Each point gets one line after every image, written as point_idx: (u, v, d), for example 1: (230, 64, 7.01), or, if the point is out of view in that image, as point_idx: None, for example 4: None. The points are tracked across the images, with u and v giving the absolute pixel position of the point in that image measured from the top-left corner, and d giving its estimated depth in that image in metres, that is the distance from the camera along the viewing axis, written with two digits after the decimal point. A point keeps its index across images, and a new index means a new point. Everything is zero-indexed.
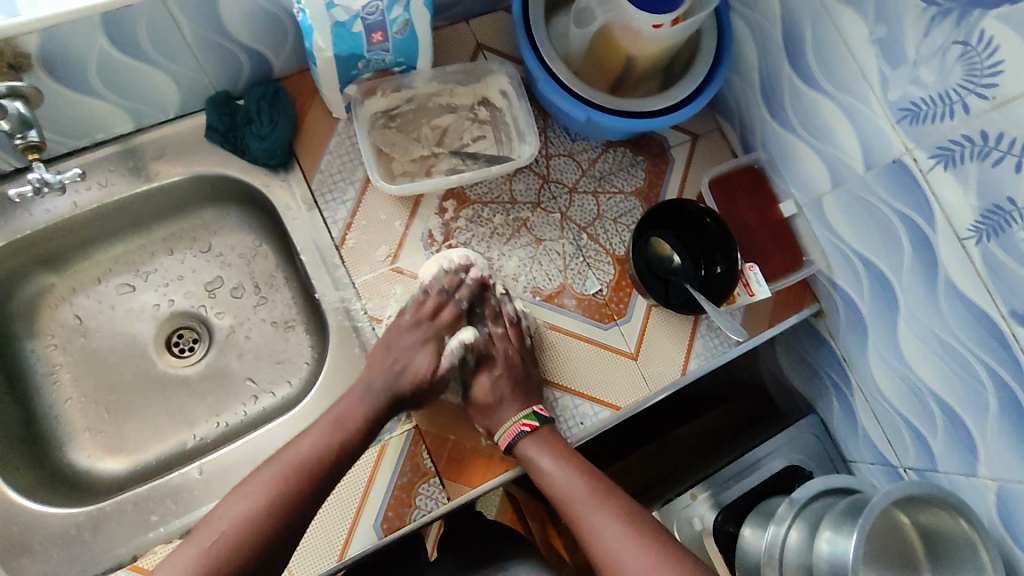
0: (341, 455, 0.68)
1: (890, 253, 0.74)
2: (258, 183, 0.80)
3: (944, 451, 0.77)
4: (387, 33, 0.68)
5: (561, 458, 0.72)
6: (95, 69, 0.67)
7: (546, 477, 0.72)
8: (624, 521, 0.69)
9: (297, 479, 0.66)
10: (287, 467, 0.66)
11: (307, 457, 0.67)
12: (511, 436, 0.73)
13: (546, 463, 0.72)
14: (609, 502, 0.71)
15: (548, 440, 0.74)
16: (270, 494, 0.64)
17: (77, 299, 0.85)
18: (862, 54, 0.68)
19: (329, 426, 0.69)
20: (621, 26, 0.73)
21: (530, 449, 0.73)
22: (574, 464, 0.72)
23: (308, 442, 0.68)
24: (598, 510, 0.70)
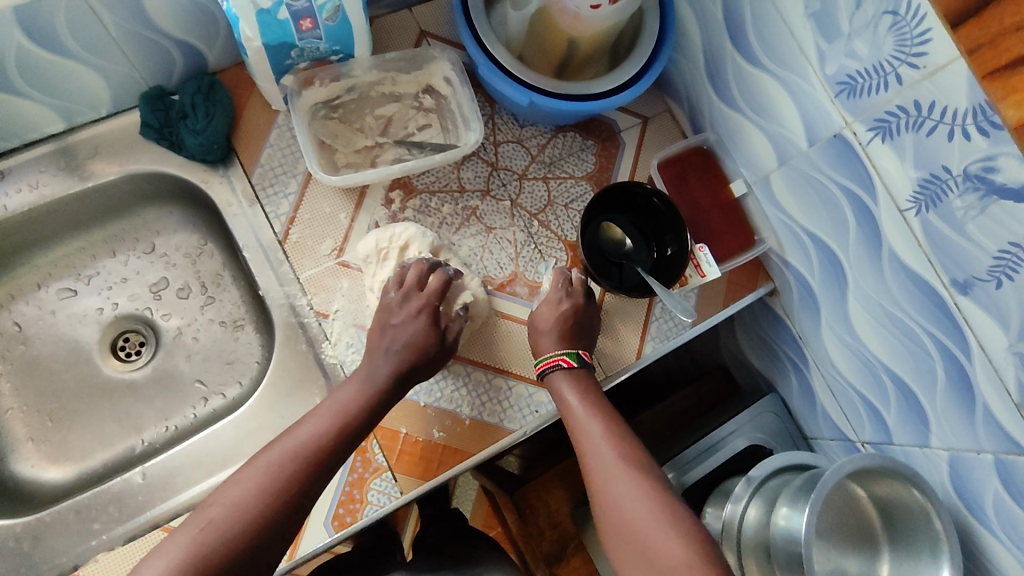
0: (350, 434, 0.63)
1: (836, 228, 0.74)
2: (197, 179, 0.78)
3: (897, 423, 0.77)
4: (317, 21, 0.66)
5: (585, 397, 0.70)
6: (13, 65, 0.65)
7: (569, 410, 0.70)
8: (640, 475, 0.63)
9: (299, 461, 0.59)
10: (288, 453, 0.59)
11: (312, 440, 0.61)
12: (545, 367, 0.73)
13: (570, 396, 0.71)
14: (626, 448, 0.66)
15: (576, 376, 0.72)
16: (264, 492, 0.56)
17: (16, 306, 0.83)
18: (799, 29, 0.68)
19: (338, 409, 0.64)
20: (558, 8, 0.72)
21: (560, 383, 0.72)
22: (600, 404, 0.70)
23: (310, 428, 0.62)
24: (615, 457, 0.65)
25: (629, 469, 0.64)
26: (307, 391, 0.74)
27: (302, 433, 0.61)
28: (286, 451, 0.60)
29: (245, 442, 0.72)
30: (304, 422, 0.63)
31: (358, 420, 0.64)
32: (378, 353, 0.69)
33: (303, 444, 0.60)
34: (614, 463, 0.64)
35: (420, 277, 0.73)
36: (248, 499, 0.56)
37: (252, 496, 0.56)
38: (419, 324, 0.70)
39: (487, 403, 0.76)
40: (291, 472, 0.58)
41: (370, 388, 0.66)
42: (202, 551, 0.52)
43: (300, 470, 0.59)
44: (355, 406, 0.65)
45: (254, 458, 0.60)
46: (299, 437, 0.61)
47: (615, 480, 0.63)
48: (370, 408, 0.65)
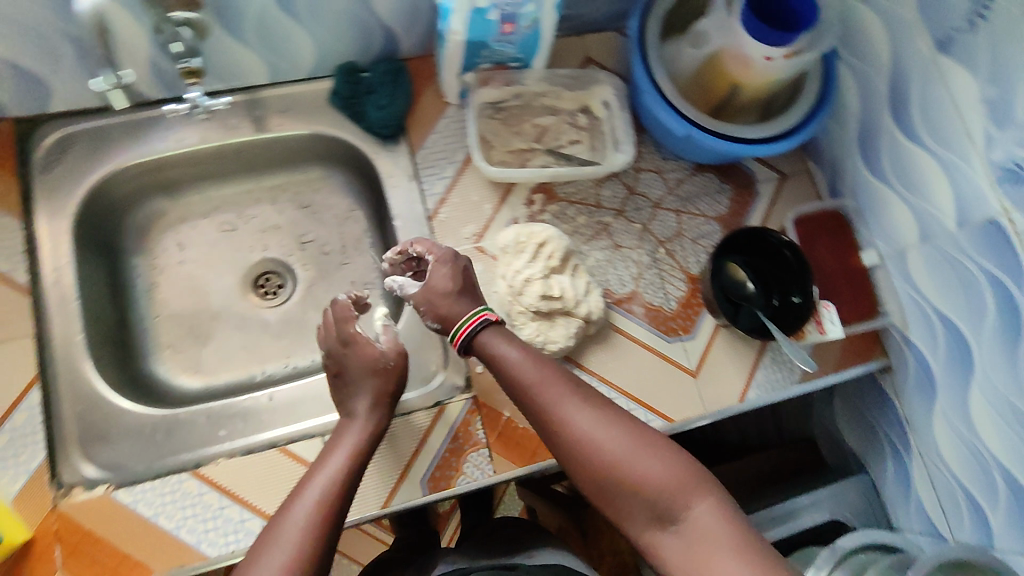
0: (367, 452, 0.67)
1: (972, 313, 0.73)
2: (367, 149, 0.86)
3: (1003, 527, 0.74)
4: (517, 27, 0.73)
5: (528, 353, 0.66)
6: (254, 19, 0.74)
7: (511, 365, 0.65)
8: (604, 413, 0.62)
9: (329, 507, 0.59)
10: (308, 511, 0.59)
11: (328, 487, 0.61)
12: (471, 326, 0.68)
13: (507, 350, 0.66)
14: (575, 387, 0.64)
15: (503, 331, 0.68)
16: (321, 509, 0.59)
17: (182, 228, 0.91)
18: (968, 112, 0.69)
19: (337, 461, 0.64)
20: (732, 53, 0.76)
21: (494, 342, 0.67)
22: (545, 356, 0.66)
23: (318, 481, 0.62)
24: (574, 399, 0.63)
25: (588, 405, 0.62)
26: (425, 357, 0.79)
27: (311, 489, 0.61)
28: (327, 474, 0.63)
29: None
30: (305, 482, 0.62)
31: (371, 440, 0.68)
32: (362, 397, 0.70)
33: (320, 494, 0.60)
34: (563, 397, 0.63)
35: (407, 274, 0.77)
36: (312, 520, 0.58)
37: (292, 551, 0.55)
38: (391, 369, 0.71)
39: None
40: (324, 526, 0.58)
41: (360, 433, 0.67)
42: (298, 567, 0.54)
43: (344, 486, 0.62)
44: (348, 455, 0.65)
45: (272, 527, 0.58)
46: (310, 489, 0.61)
47: (578, 416, 0.61)
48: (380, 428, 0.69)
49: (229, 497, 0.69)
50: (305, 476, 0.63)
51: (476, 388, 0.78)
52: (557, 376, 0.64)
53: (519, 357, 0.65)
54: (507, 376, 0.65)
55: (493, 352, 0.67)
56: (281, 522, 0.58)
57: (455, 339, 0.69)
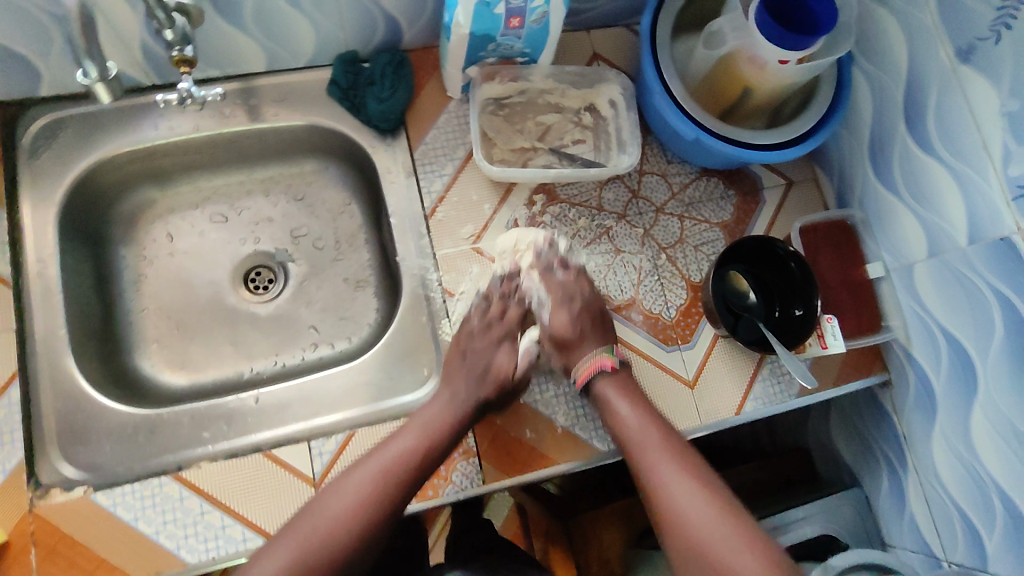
0: (433, 455, 0.69)
1: (979, 333, 0.72)
2: (365, 143, 0.84)
3: (997, 549, 0.74)
4: (524, 21, 0.70)
5: (641, 408, 0.72)
6: (250, 5, 0.71)
7: (620, 420, 0.72)
8: (700, 490, 0.66)
9: (361, 508, 0.64)
10: (338, 511, 0.64)
11: (371, 486, 0.65)
12: (590, 373, 0.74)
13: (621, 406, 0.72)
14: (682, 460, 0.69)
15: (621, 383, 0.74)
16: (357, 509, 0.64)
17: (172, 219, 0.89)
18: (988, 126, 0.67)
19: (376, 470, 0.66)
20: (747, 55, 0.73)
21: (609, 392, 0.73)
22: (649, 412, 0.72)
23: (355, 481, 0.66)
24: (674, 468, 0.68)
25: (687, 481, 0.67)
26: (418, 360, 0.77)
27: (348, 489, 0.65)
28: (378, 466, 0.67)
29: (351, 393, 0.75)
30: (346, 477, 0.66)
31: (439, 444, 0.69)
32: (420, 424, 0.70)
33: (349, 502, 0.64)
34: (666, 467, 0.68)
35: (503, 307, 0.78)
36: (346, 514, 0.64)
37: (309, 543, 0.61)
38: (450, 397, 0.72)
39: (581, 416, 0.77)
40: (350, 528, 0.63)
41: (405, 452, 0.68)
42: (306, 557, 0.60)
43: (390, 487, 0.66)
44: (388, 467, 0.67)
45: (306, 509, 0.64)
46: (347, 489, 0.65)
47: (676, 489, 0.67)
48: (451, 429, 0.70)
49: (210, 502, 0.68)
50: (347, 473, 0.67)
51: None
52: (665, 447, 0.69)
53: (636, 418, 0.71)
54: (621, 430, 0.71)
55: (608, 401, 0.73)
56: (315, 507, 0.64)
57: (579, 379, 0.75)
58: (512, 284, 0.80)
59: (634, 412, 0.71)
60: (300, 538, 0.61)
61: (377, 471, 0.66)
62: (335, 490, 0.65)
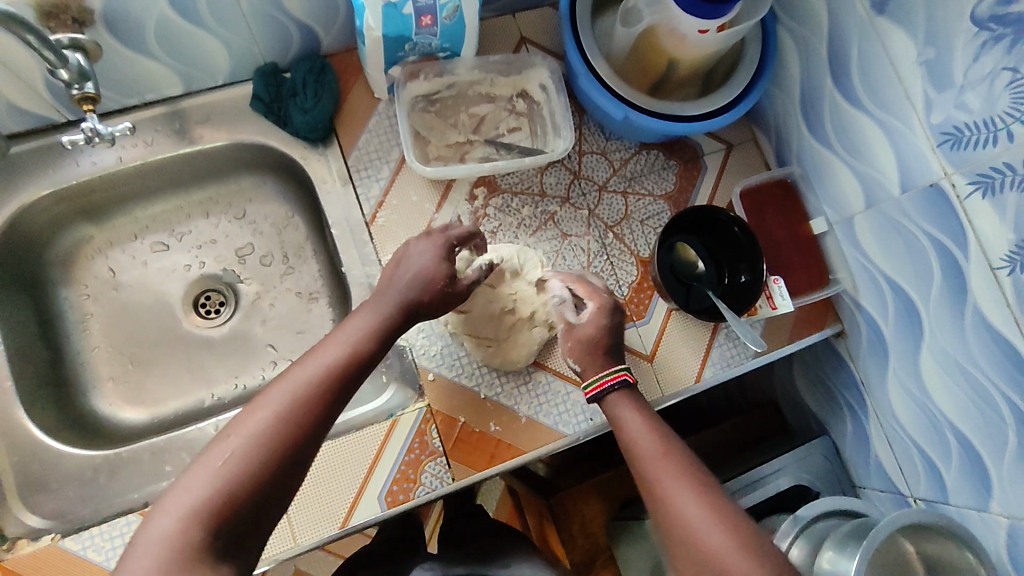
0: (366, 355, 0.58)
1: (919, 278, 0.73)
2: (297, 155, 0.82)
3: (957, 483, 0.76)
4: (436, 18, 0.70)
5: (648, 418, 0.64)
6: (153, 30, 0.69)
7: (625, 428, 0.64)
8: (719, 507, 0.55)
9: (272, 435, 0.50)
10: (253, 436, 0.50)
11: (284, 405, 0.52)
12: (600, 388, 0.67)
13: (626, 413, 0.65)
14: (697, 480, 0.57)
15: (632, 397, 0.67)
16: (280, 419, 0.51)
17: (112, 252, 0.87)
18: (908, 75, 0.67)
19: (303, 386, 0.53)
20: (666, 29, 0.73)
21: (620, 406, 0.66)
22: (661, 424, 0.63)
23: (252, 422, 0.50)
24: (688, 491, 0.56)
25: (704, 503, 0.55)
26: None
27: (256, 418, 0.51)
28: (294, 384, 0.53)
29: None
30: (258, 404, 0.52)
31: (366, 352, 0.58)
32: (339, 340, 0.58)
33: (248, 440, 0.50)
34: (673, 470, 0.58)
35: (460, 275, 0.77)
36: (261, 438, 0.50)
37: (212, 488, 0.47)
38: (370, 317, 0.61)
39: (543, 403, 0.78)
40: (264, 455, 0.49)
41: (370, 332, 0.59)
42: (229, 482, 0.48)
43: (300, 414, 0.52)
44: (296, 401, 0.52)
45: (188, 472, 0.49)
46: (255, 414, 0.51)
47: (688, 503, 0.55)
48: (381, 340, 0.60)
49: None
50: (240, 415, 0.51)
51: (431, 395, 0.77)
52: (672, 462, 0.59)
53: (639, 431, 0.63)
54: (629, 444, 0.62)
55: (614, 412, 0.66)
56: (217, 450, 0.49)
57: (586, 390, 0.69)
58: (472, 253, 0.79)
59: (638, 418, 0.64)
60: (208, 473, 0.48)
61: (297, 390, 0.53)
62: (243, 417, 0.51)
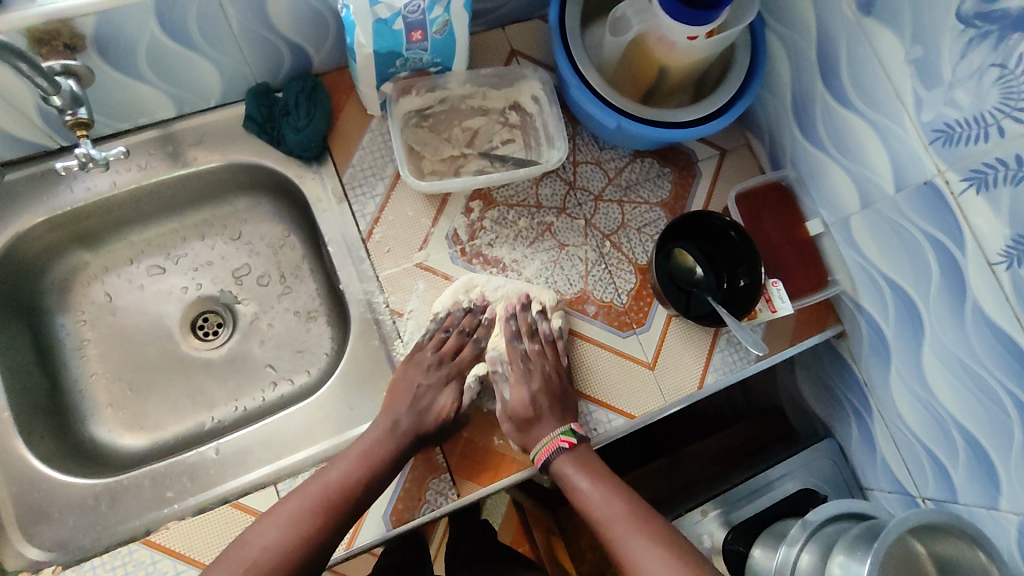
0: (374, 483, 0.69)
1: (917, 276, 0.73)
2: (292, 174, 0.82)
3: (965, 482, 0.75)
4: (426, 33, 0.70)
5: (599, 482, 0.72)
6: (144, 54, 0.69)
7: (584, 496, 0.71)
8: (673, 553, 0.65)
9: (305, 538, 0.64)
10: (274, 540, 0.63)
11: (302, 525, 0.65)
12: (548, 452, 0.72)
13: (581, 481, 0.72)
14: (648, 530, 0.67)
15: (576, 458, 0.73)
16: (300, 528, 0.64)
17: (108, 277, 0.87)
18: (897, 73, 0.68)
19: (319, 497, 0.66)
20: (655, 37, 0.74)
21: (569, 469, 0.72)
22: (613, 486, 0.72)
23: (289, 512, 0.65)
24: (641, 539, 0.67)
25: (656, 546, 0.65)
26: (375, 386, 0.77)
27: (288, 516, 0.65)
28: (312, 496, 0.66)
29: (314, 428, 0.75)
30: (290, 500, 0.66)
31: (379, 470, 0.69)
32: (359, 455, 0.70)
33: (275, 536, 0.63)
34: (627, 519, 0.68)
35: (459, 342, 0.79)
36: (283, 537, 0.64)
37: (247, 570, 0.61)
38: (384, 429, 0.72)
39: None
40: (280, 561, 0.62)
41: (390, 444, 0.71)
42: None
43: (319, 518, 0.65)
44: (315, 505, 0.66)
45: (240, 539, 0.64)
46: (286, 513, 0.65)
47: (650, 562, 0.65)
48: (393, 463, 0.70)
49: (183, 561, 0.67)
50: (273, 514, 0.65)
51: None
52: (627, 517, 0.69)
53: (599, 497, 0.71)
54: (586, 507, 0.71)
55: (568, 478, 0.72)
56: (247, 539, 0.64)
57: (535, 460, 0.73)
58: (474, 319, 0.80)
59: (592, 481, 0.71)
60: (231, 571, 0.61)
61: (320, 493, 0.67)
62: (273, 517, 0.65)
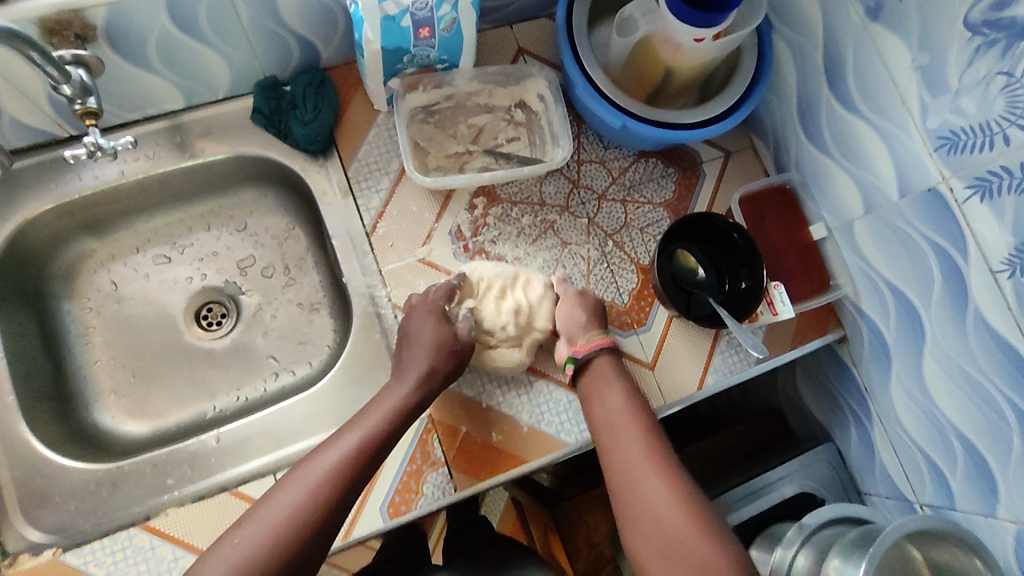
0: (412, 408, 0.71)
1: (919, 282, 0.73)
2: (297, 167, 0.83)
3: (963, 489, 0.75)
4: (434, 30, 0.71)
5: (629, 394, 0.73)
6: (154, 46, 0.70)
7: (603, 406, 0.73)
8: (673, 483, 0.66)
9: (327, 488, 0.62)
10: (286, 511, 0.59)
11: (331, 467, 0.63)
12: (590, 348, 0.74)
13: (610, 392, 0.73)
14: (651, 447, 0.69)
15: (613, 360, 0.75)
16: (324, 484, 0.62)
17: (114, 265, 0.88)
18: (903, 80, 0.68)
19: (327, 472, 0.63)
20: (662, 38, 0.74)
21: (602, 370, 0.75)
22: (635, 398, 0.73)
23: (326, 458, 0.64)
24: (646, 465, 0.67)
25: (658, 476, 0.66)
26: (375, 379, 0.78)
27: (304, 480, 0.62)
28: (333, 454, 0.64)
29: (314, 420, 0.76)
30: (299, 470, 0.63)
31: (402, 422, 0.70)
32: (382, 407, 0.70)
33: (303, 493, 0.61)
34: (639, 447, 0.69)
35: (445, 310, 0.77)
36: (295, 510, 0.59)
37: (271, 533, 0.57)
38: (398, 392, 0.71)
39: (544, 412, 0.78)
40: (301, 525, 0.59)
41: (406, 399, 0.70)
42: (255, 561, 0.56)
43: (337, 481, 0.63)
44: (339, 465, 0.63)
45: (247, 518, 0.60)
46: (309, 473, 0.62)
47: (650, 487, 0.65)
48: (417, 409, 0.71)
49: (181, 547, 0.68)
50: (291, 479, 0.62)
51: (431, 405, 0.77)
52: (640, 438, 0.69)
53: (617, 406, 0.72)
54: (605, 418, 0.72)
55: (590, 382, 0.75)
56: (278, 496, 0.61)
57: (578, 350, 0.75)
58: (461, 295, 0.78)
59: (612, 392, 0.73)
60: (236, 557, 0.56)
61: (329, 467, 0.63)
62: (285, 488, 0.61)
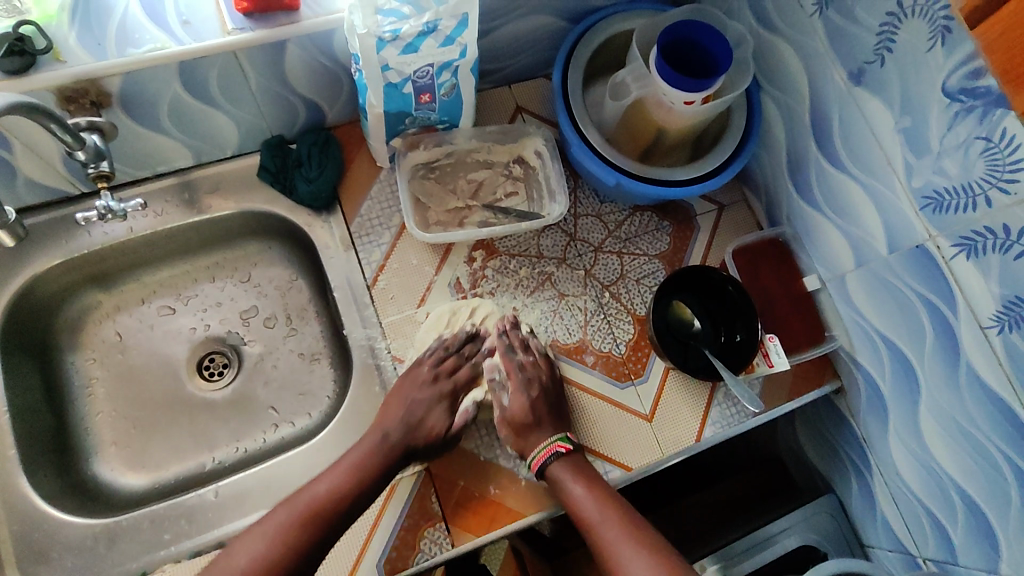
0: (371, 474, 0.72)
1: (912, 335, 0.73)
2: (301, 222, 0.85)
3: (965, 544, 0.74)
4: (435, 96, 0.74)
5: (592, 486, 0.73)
6: (166, 109, 0.73)
7: (574, 499, 0.72)
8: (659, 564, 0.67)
9: (309, 519, 0.68)
10: (261, 548, 0.66)
11: (321, 495, 0.69)
12: (546, 456, 0.74)
13: (574, 487, 0.72)
14: (632, 529, 0.70)
15: (576, 465, 0.74)
16: (286, 529, 0.67)
17: (120, 316, 0.89)
18: (887, 141, 0.70)
19: (304, 502, 0.69)
20: (653, 101, 0.77)
21: (562, 475, 0.73)
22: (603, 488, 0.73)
23: (276, 521, 0.68)
24: (630, 548, 0.69)
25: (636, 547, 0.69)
26: None
27: (282, 512, 0.68)
28: (300, 503, 0.69)
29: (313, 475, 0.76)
30: (271, 514, 0.69)
31: (381, 459, 0.73)
32: (367, 440, 0.74)
33: (263, 548, 0.66)
34: (618, 541, 0.69)
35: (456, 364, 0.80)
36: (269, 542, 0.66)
37: None
38: (394, 413, 0.76)
39: None
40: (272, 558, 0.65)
41: (404, 413, 0.75)
42: None
43: (325, 505, 0.69)
44: (322, 496, 0.69)
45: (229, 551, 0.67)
46: (269, 526, 0.67)
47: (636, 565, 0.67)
48: (401, 444, 0.74)
49: None
50: (258, 526, 0.68)
51: (430, 458, 0.77)
52: (612, 512, 0.71)
53: (578, 495, 0.72)
54: (575, 506, 0.72)
55: (560, 482, 0.73)
56: (242, 548, 0.66)
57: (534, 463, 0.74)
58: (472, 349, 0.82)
59: (580, 487, 0.72)
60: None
61: (306, 498, 0.69)
62: (271, 517, 0.68)
